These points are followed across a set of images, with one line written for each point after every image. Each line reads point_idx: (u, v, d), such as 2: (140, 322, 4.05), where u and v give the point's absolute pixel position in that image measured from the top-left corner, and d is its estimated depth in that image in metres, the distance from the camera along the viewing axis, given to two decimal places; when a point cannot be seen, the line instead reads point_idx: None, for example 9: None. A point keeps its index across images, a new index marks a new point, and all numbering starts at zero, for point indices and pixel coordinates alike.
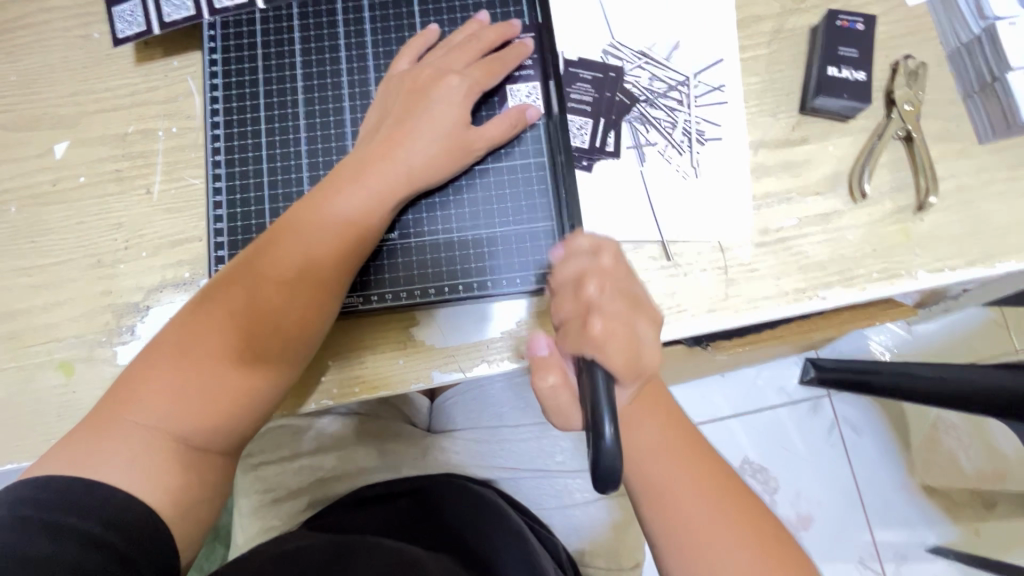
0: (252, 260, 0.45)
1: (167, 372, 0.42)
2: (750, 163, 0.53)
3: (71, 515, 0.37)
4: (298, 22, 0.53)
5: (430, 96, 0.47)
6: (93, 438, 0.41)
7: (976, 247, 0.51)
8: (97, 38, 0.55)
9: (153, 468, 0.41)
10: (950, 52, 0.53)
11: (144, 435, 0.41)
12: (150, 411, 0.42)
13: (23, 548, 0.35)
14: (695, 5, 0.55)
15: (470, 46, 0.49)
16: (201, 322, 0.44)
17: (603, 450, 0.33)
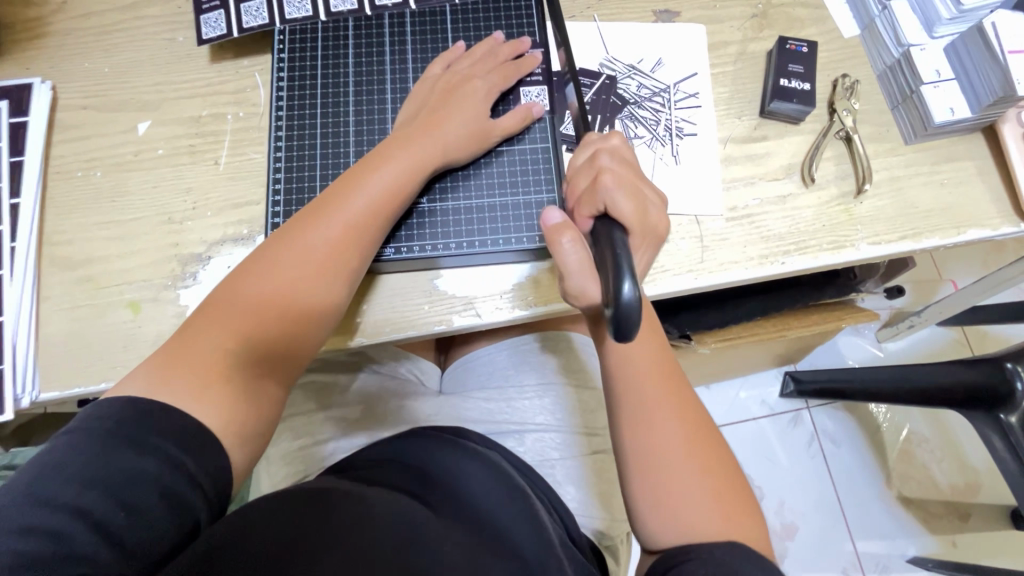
0: (310, 216, 0.52)
1: (237, 310, 0.49)
2: (720, 154, 0.64)
3: (152, 436, 0.42)
4: (352, 31, 0.64)
5: (460, 91, 0.58)
6: (172, 369, 0.45)
7: (907, 225, 0.62)
8: (181, 41, 0.67)
9: (223, 395, 0.46)
10: (879, 73, 0.66)
11: (212, 360, 0.46)
12: (221, 344, 0.47)
13: (114, 463, 0.40)
14: (674, 32, 0.68)
15: (491, 57, 0.61)
16: (264, 268, 0.50)
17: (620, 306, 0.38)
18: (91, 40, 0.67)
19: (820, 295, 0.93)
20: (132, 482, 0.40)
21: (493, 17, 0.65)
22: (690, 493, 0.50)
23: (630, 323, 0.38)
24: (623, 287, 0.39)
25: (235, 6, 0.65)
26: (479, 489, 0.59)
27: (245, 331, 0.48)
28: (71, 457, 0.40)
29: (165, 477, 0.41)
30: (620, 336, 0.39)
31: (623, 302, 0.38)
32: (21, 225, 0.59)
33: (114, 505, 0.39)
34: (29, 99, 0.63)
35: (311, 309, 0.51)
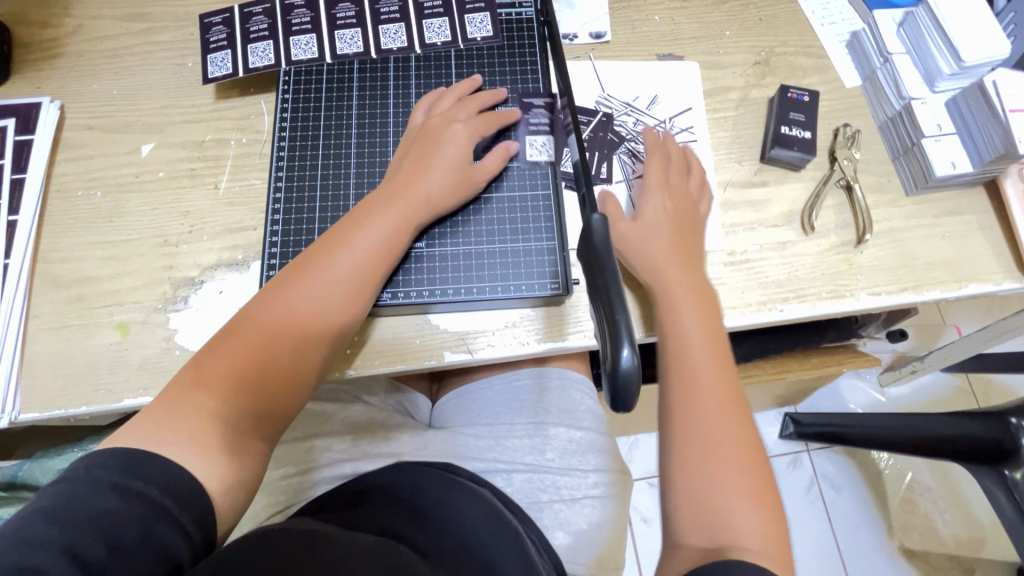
0: (292, 276, 0.51)
1: (213, 372, 0.47)
2: (720, 198, 0.63)
3: (134, 479, 0.41)
4: (357, 65, 0.64)
5: (442, 137, 0.57)
6: (153, 434, 0.44)
7: (907, 276, 0.61)
8: (190, 66, 0.68)
9: (204, 452, 0.44)
10: (880, 123, 0.66)
11: (195, 421, 0.45)
12: (197, 408, 0.46)
13: (93, 504, 0.39)
14: (674, 74, 0.69)
15: (469, 99, 0.60)
16: (244, 330, 0.49)
17: (616, 379, 0.32)
18: (103, 64, 0.68)
19: (821, 338, 0.91)
20: (112, 522, 0.38)
21: (500, 65, 0.65)
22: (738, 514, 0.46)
23: (630, 394, 0.31)
24: (622, 351, 0.32)
25: (242, 45, 0.64)
26: (469, 531, 0.57)
27: (225, 391, 0.47)
28: (55, 502, 0.39)
29: (148, 518, 0.39)
30: (620, 408, 0.32)
31: (623, 372, 0.31)
32: (18, 242, 0.59)
33: (97, 541, 0.38)
34: (36, 117, 0.64)
35: (298, 365, 0.50)
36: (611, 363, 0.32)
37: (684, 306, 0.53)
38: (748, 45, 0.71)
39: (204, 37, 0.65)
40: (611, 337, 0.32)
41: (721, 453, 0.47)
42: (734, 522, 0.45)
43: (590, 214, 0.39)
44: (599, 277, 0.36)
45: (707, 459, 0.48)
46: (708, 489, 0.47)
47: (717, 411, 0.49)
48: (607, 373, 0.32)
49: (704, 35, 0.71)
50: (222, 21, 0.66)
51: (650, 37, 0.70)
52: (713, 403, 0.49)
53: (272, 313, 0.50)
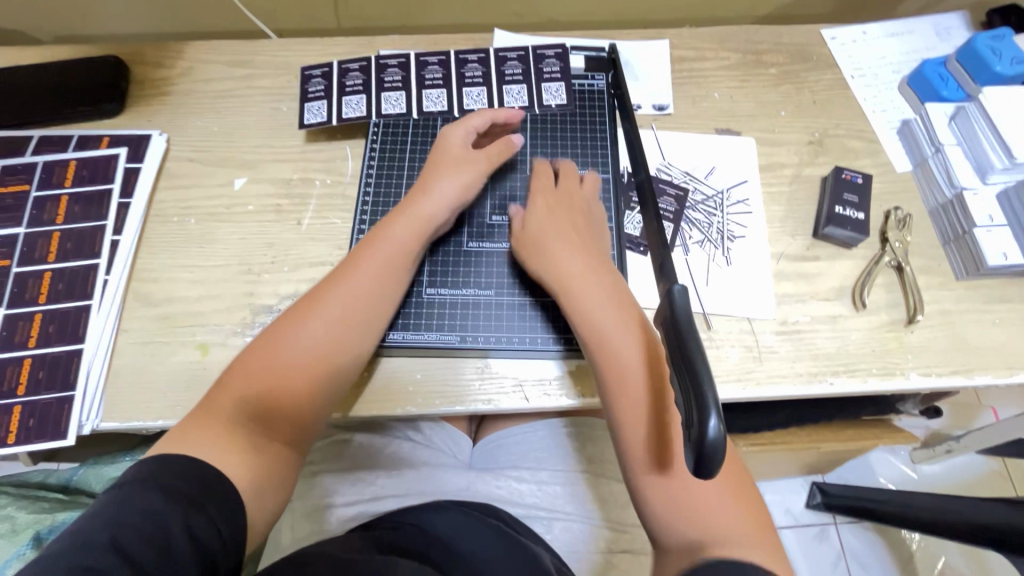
0: (324, 282, 0.57)
1: (249, 370, 0.51)
2: (773, 269, 0.66)
3: (178, 481, 0.42)
4: (440, 124, 0.71)
5: (452, 158, 0.64)
6: (190, 427, 0.48)
7: (958, 359, 0.62)
8: (284, 110, 0.74)
9: (232, 444, 0.47)
10: (931, 208, 0.69)
11: (223, 426, 0.48)
12: (233, 401, 0.50)
13: (140, 507, 0.39)
14: (729, 147, 0.73)
15: (478, 124, 0.66)
16: (279, 332, 0.53)
17: (701, 445, 0.34)
18: (206, 103, 0.75)
19: (859, 410, 0.91)
20: (157, 523, 0.39)
21: (572, 131, 0.70)
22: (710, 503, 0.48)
23: (713, 462, 0.34)
24: (708, 420, 0.34)
25: (337, 97, 0.71)
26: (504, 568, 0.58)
27: (252, 386, 0.50)
28: (103, 509, 0.39)
29: (187, 519, 0.40)
30: (703, 473, 0.34)
31: (710, 440, 0.33)
32: (118, 261, 0.64)
33: (144, 543, 0.37)
34: (145, 148, 0.70)
35: (324, 362, 0.52)
36: (696, 430, 0.34)
37: (595, 298, 0.56)
38: (802, 125, 0.75)
39: (304, 87, 0.72)
40: (697, 406, 0.35)
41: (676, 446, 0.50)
42: (706, 528, 0.47)
43: (672, 286, 0.42)
44: (683, 346, 0.38)
45: (656, 453, 0.50)
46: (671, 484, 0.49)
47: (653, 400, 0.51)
48: (692, 439, 0.34)
49: (760, 113, 0.75)
50: (321, 74, 0.72)
51: (709, 111, 0.75)
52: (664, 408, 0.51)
53: (302, 313, 0.54)
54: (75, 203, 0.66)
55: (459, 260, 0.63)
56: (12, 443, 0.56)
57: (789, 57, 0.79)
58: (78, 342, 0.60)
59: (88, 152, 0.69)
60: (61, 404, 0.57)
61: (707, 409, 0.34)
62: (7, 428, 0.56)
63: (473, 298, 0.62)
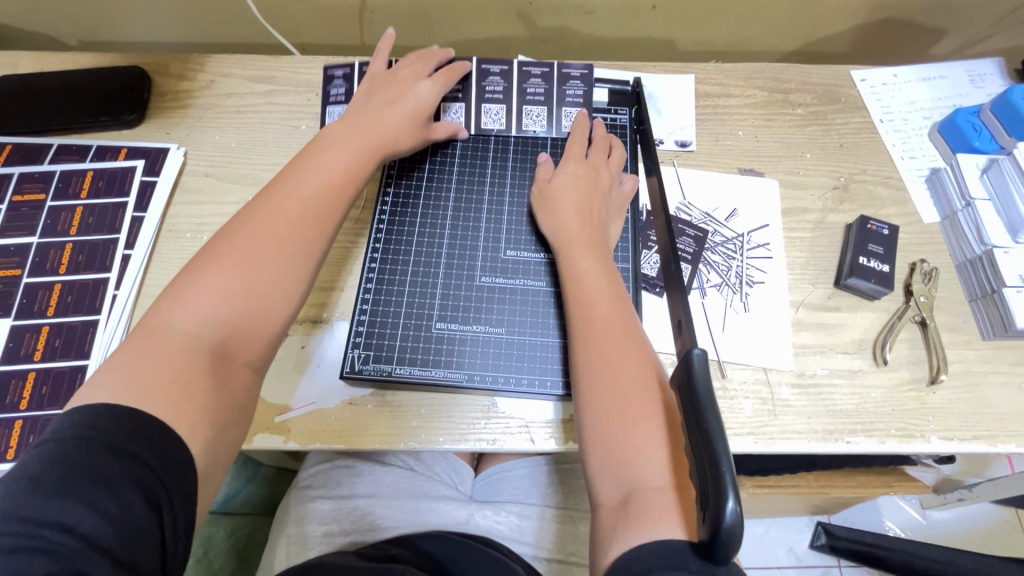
0: (265, 196, 0.53)
1: (186, 289, 0.46)
2: (792, 317, 0.64)
3: (124, 437, 0.38)
4: (462, 146, 0.69)
5: (409, 84, 0.64)
6: (124, 357, 0.43)
7: (981, 424, 0.60)
8: (303, 129, 0.74)
9: (174, 367, 0.42)
10: (958, 263, 0.67)
11: (173, 352, 0.43)
12: (170, 322, 0.45)
13: (89, 466, 0.36)
14: (751, 188, 0.71)
15: (426, 57, 0.67)
16: (216, 249, 0.49)
17: (719, 528, 0.32)
18: (226, 118, 0.75)
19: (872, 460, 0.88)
20: (108, 485, 0.36)
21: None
22: (642, 462, 0.44)
23: (730, 546, 0.32)
24: (726, 501, 0.32)
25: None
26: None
27: (190, 304, 0.45)
28: (44, 466, 0.36)
29: (137, 479, 0.37)
30: (718, 557, 0.33)
31: (726, 526, 0.32)
32: (127, 275, 0.63)
33: (92, 509, 0.35)
34: (163, 161, 0.70)
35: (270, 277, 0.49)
36: (715, 512, 0.32)
37: (583, 260, 0.56)
38: (828, 169, 0.73)
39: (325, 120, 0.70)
40: (712, 484, 0.33)
41: (629, 399, 0.47)
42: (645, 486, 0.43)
43: (691, 348, 0.40)
44: (702, 417, 0.36)
45: (608, 402, 0.48)
46: (614, 441, 0.46)
47: (617, 350, 0.50)
48: (710, 520, 0.33)
49: (785, 154, 0.74)
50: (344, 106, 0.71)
51: (733, 150, 0.74)
52: (620, 359, 0.50)
53: (243, 229, 0.50)
54: (89, 214, 0.66)
55: (472, 296, 0.61)
56: (11, 459, 0.55)
57: (817, 98, 0.78)
58: (84, 357, 0.59)
59: (106, 163, 0.69)
60: None
61: (727, 489, 0.33)
62: (7, 442, 0.56)
63: (484, 335, 0.60)
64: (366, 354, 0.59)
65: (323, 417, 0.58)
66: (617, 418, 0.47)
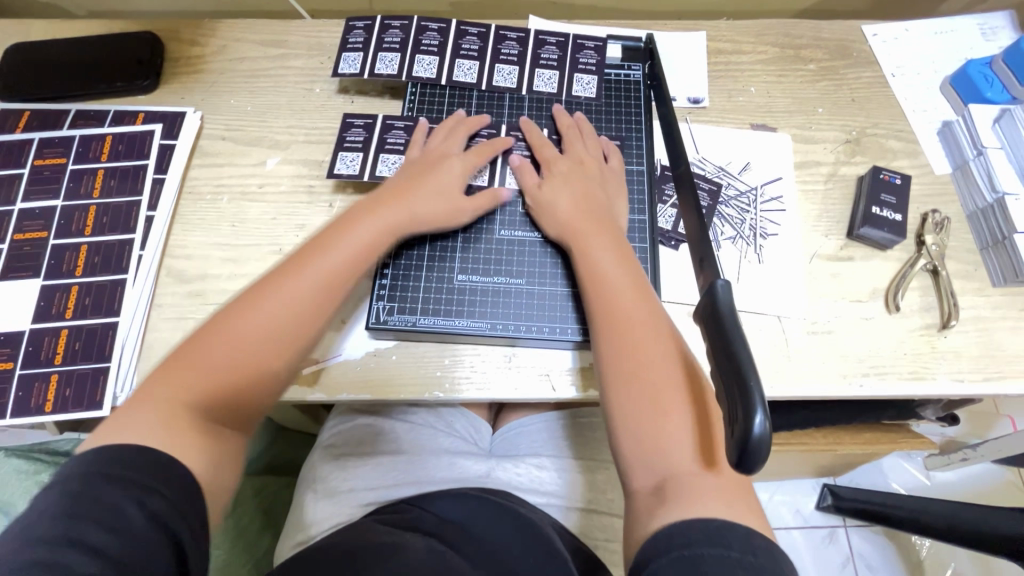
0: (281, 272, 0.53)
1: (190, 364, 0.48)
2: (805, 268, 0.65)
3: (125, 473, 0.40)
4: (477, 99, 0.69)
5: (438, 165, 0.62)
6: (128, 416, 0.45)
7: (992, 366, 0.61)
8: (317, 92, 0.74)
9: (171, 440, 0.44)
10: (969, 213, 0.68)
11: (165, 420, 0.45)
12: (172, 392, 0.46)
13: (87, 494, 0.38)
14: (763, 143, 0.72)
15: (457, 129, 0.65)
16: (227, 321, 0.50)
17: (747, 442, 0.33)
18: (240, 82, 0.75)
19: (880, 414, 0.90)
20: (108, 507, 0.38)
21: (604, 120, 0.69)
22: (675, 453, 0.46)
23: (760, 462, 0.33)
24: (754, 417, 0.34)
25: (375, 152, 0.67)
26: (505, 544, 0.60)
27: (192, 380, 0.47)
28: (44, 505, 0.38)
29: (142, 497, 0.39)
30: (746, 473, 0.34)
31: (757, 438, 0.33)
32: (152, 236, 0.65)
33: (95, 528, 0.37)
34: (180, 125, 0.70)
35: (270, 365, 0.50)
36: (745, 425, 0.34)
37: (606, 258, 0.56)
38: (839, 123, 0.73)
39: (342, 134, 0.68)
40: (741, 400, 0.35)
41: (656, 392, 0.49)
42: (685, 481, 0.44)
43: (715, 281, 0.41)
44: (728, 340, 0.38)
45: (637, 397, 0.49)
46: (651, 441, 0.47)
47: (642, 348, 0.51)
48: (738, 434, 0.34)
49: (798, 109, 0.74)
50: (362, 123, 0.69)
51: (746, 106, 0.74)
52: (661, 366, 0.50)
53: (253, 307, 0.51)
54: (110, 177, 0.67)
55: (490, 254, 0.62)
56: (49, 412, 0.57)
57: (829, 53, 0.78)
58: (114, 315, 0.61)
59: (124, 127, 0.69)
60: (97, 374, 0.59)
61: (754, 405, 0.34)
62: (45, 396, 0.58)
63: (505, 286, 0.61)
64: (391, 305, 0.60)
65: (348, 369, 0.60)
66: (646, 414, 0.48)
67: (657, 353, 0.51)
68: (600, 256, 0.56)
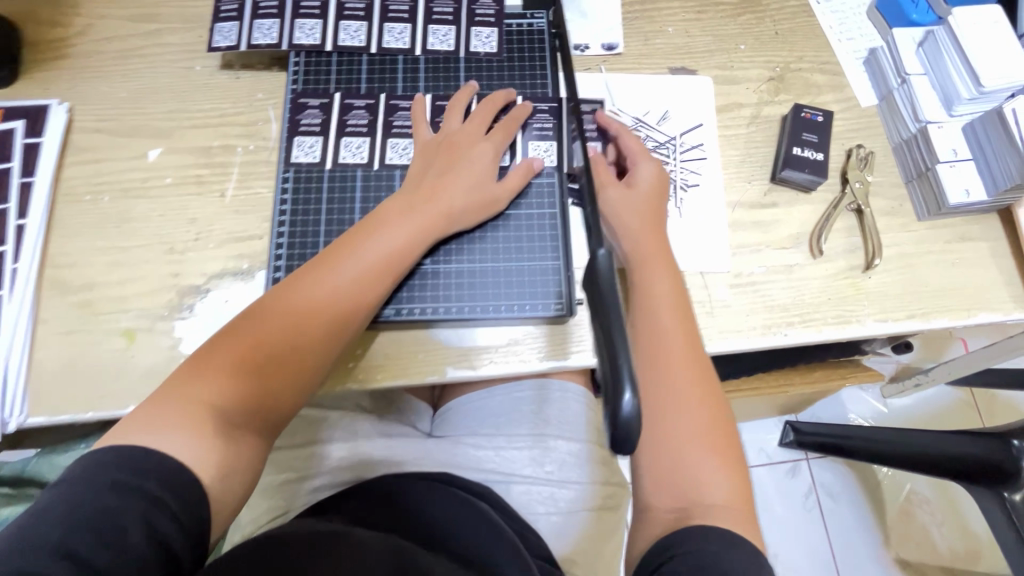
0: (325, 265, 0.52)
1: (226, 360, 0.48)
2: (728, 219, 0.63)
3: (137, 478, 0.41)
4: (366, 64, 0.64)
5: (468, 151, 0.58)
6: (163, 407, 0.45)
7: (915, 304, 0.60)
8: (198, 70, 0.68)
9: (201, 437, 0.45)
10: (894, 145, 0.65)
11: (195, 415, 0.45)
12: (208, 387, 0.47)
13: (95, 502, 0.39)
14: (683, 87, 0.68)
15: (483, 109, 0.60)
16: (265, 317, 0.50)
17: (617, 423, 0.32)
18: (110, 65, 0.68)
19: (825, 353, 0.90)
20: (111, 518, 0.39)
21: (507, 77, 0.64)
22: (702, 478, 0.48)
23: (631, 443, 0.32)
24: (623, 396, 0.32)
25: (336, 136, 0.61)
26: (458, 521, 0.59)
27: (225, 376, 0.47)
28: (58, 504, 0.39)
29: (146, 512, 0.40)
30: (618, 453, 0.32)
31: (623, 418, 0.31)
32: (26, 247, 0.59)
33: (97, 542, 0.38)
34: (45, 119, 0.64)
35: (300, 368, 0.50)
36: (613, 407, 0.32)
37: (655, 278, 0.54)
38: (762, 59, 0.69)
39: (293, 116, 0.61)
40: (610, 381, 0.33)
41: (681, 417, 0.50)
42: (702, 497, 0.48)
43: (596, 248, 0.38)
44: (602, 313, 0.35)
45: (678, 432, 0.50)
46: (671, 460, 0.49)
47: (692, 390, 0.50)
48: (608, 414, 0.32)
49: (718, 48, 0.70)
50: (319, 103, 0.62)
51: (664, 49, 0.69)
52: (682, 382, 0.50)
53: (290, 306, 0.50)
54: None
55: None
56: None
57: None
58: None
59: None
60: None
61: (622, 384, 0.32)
62: None
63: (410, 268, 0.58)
64: None
65: None
66: (677, 449, 0.49)
67: (682, 368, 0.51)
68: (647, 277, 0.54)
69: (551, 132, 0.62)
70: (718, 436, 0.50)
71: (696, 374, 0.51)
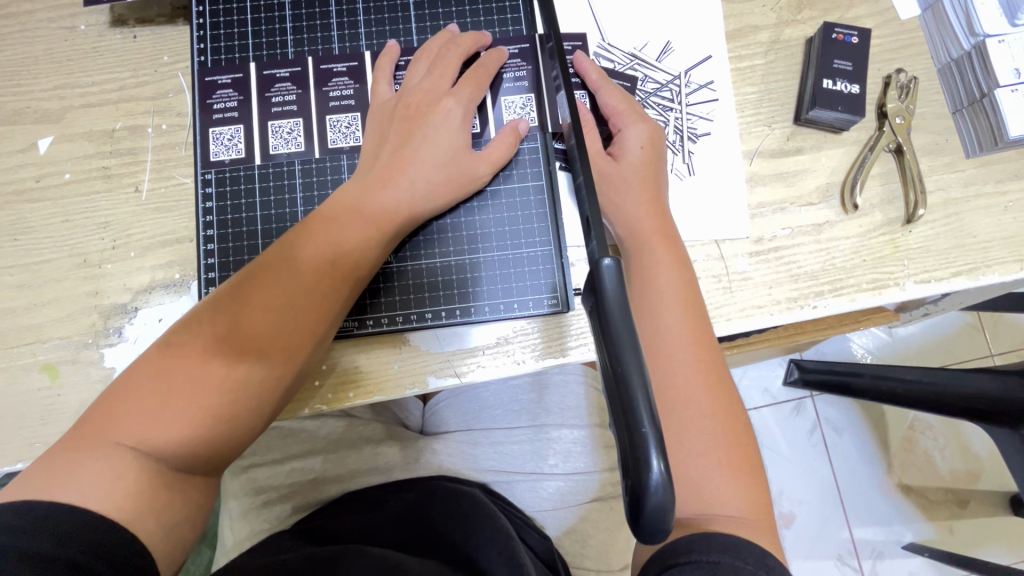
0: (278, 258, 0.41)
1: (156, 395, 0.36)
2: (744, 173, 0.53)
3: (50, 541, 0.31)
4: (290, 13, 0.52)
5: (440, 104, 0.46)
6: (78, 458, 0.34)
7: (961, 259, 0.52)
8: (83, 30, 0.54)
9: (137, 487, 0.34)
10: (941, 67, 0.55)
11: (124, 467, 0.34)
12: (136, 429, 0.35)
13: None
14: (686, 8, 0.55)
15: (450, 52, 0.48)
16: (201, 335, 0.38)
17: (648, 503, 0.24)
18: None
19: None
20: None
21: (466, 14, 0.53)
22: (710, 482, 0.40)
23: (660, 524, 0.25)
24: (649, 468, 0.25)
25: (262, 111, 0.51)
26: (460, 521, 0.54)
27: (162, 413, 0.35)
28: None
29: None
30: (648, 536, 0.25)
31: (653, 505, 0.24)
32: None
33: None
34: None
35: (261, 395, 0.38)
36: (641, 483, 0.24)
37: (661, 263, 0.46)
38: None
39: (204, 98, 0.51)
40: (629, 445, 0.25)
41: (692, 418, 0.42)
42: (710, 506, 0.40)
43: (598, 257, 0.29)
44: (609, 351, 0.27)
45: (679, 430, 0.42)
46: (677, 463, 0.41)
47: (697, 383, 0.43)
48: (633, 491, 0.25)
49: None
50: (235, 69, 0.51)
51: None
52: (689, 373, 0.43)
53: (236, 315, 0.38)
54: None
55: None
56: None
57: None
58: None
59: None
60: None
61: (645, 451, 0.25)
62: None
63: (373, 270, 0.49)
64: None
65: None
66: (678, 449, 0.41)
67: (690, 357, 0.43)
68: (649, 258, 0.46)
69: (526, 80, 0.51)
70: (733, 435, 0.42)
71: (708, 363, 0.43)
